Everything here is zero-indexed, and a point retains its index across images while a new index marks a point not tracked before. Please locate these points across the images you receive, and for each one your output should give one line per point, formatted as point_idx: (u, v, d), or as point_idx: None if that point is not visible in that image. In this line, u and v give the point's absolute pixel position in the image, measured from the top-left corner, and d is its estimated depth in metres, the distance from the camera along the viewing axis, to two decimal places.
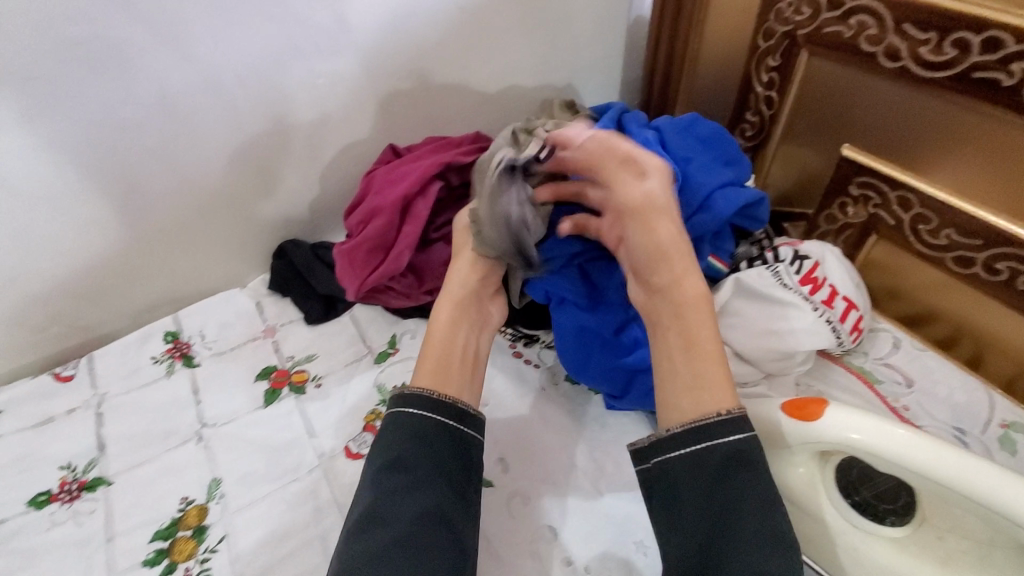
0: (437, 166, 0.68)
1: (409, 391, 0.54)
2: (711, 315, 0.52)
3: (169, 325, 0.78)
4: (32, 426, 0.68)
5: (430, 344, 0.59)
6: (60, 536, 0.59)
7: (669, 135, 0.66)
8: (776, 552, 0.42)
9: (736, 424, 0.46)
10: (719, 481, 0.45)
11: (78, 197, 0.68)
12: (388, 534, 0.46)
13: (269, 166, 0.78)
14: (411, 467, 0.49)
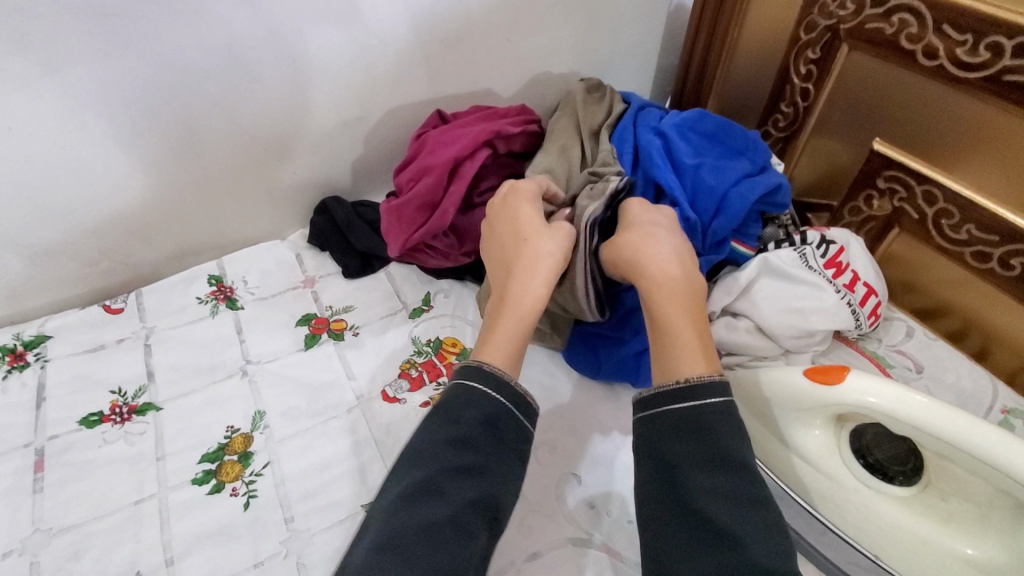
0: (486, 132, 0.72)
1: (481, 367, 0.50)
2: (692, 306, 0.55)
3: (213, 269, 0.81)
4: (82, 352, 0.70)
5: (507, 324, 0.54)
6: (111, 454, 0.61)
7: (675, 141, 0.69)
8: (738, 508, 0.43)
9: (695, 387, 0.48)
10: (683, 437, 0.47)
11: (139, 135, 0.71)
12: (447, 509, 0.42)
13: (319, 123, 0.81)
14: (479, 448, 0.45)
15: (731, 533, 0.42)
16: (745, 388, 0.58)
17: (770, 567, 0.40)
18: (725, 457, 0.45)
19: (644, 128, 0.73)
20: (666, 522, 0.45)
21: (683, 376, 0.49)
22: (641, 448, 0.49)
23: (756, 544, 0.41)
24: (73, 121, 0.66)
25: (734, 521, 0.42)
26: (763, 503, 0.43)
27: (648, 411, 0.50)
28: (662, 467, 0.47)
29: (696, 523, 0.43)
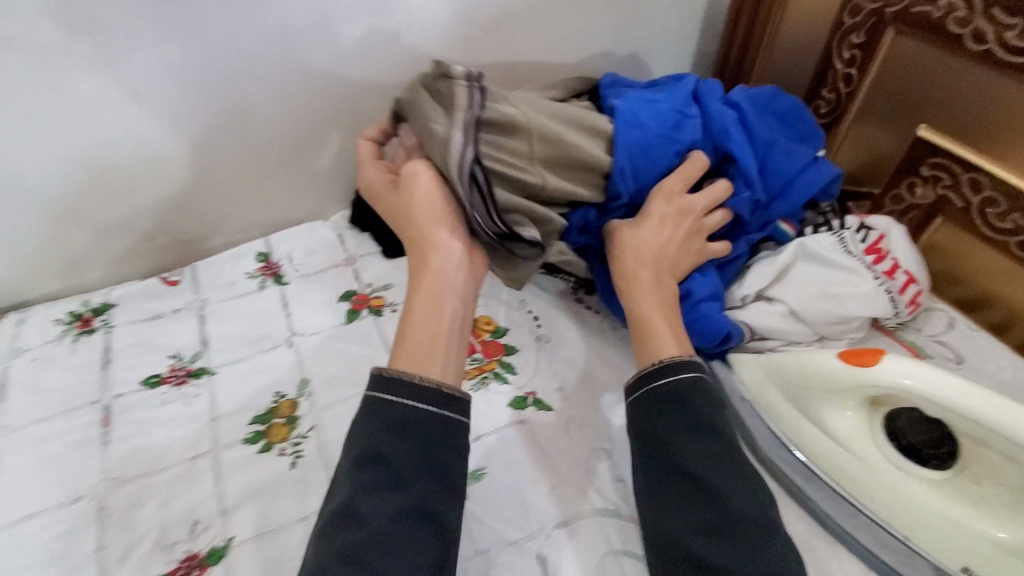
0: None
1: (387, 376, 0.47)
2: (663, 303, 0.58)
3: (260, 247, 0.85)
4: (144, 319, 0.75)
5: (409, 316, 0.52)
6: (169, 412, 0.66)
7: (752, 116, 0.67)
8: (719, 471, 0.46)
9: (672, 366, 0.51)
10: (666, 410, 0.50)
11: (196, 116, 0.75)
12: (367, 533, 0.41)
13: (363, 108, 0.84)
14: (393, 460, 0.44)
15: (710, 490, 0.45)
16: (779, 370, 0.58)
17: (747, 513, 0.44)
18: (705, 426, 0.48)
19: (704, 92, 0.68)
20: (656, 484, 0.48)
21: (661, 359, 0.53)
22: (631, 419, 0.52)
23: (733, 497, 0.45)
24: (139, 98, 0.71)
25: (719, 482, 0.46)
26: (736, 462, 0.47)
27: (631, 392, 0.53)
28: (651, 435, 0.50)
29: (684, 484, 0.47)
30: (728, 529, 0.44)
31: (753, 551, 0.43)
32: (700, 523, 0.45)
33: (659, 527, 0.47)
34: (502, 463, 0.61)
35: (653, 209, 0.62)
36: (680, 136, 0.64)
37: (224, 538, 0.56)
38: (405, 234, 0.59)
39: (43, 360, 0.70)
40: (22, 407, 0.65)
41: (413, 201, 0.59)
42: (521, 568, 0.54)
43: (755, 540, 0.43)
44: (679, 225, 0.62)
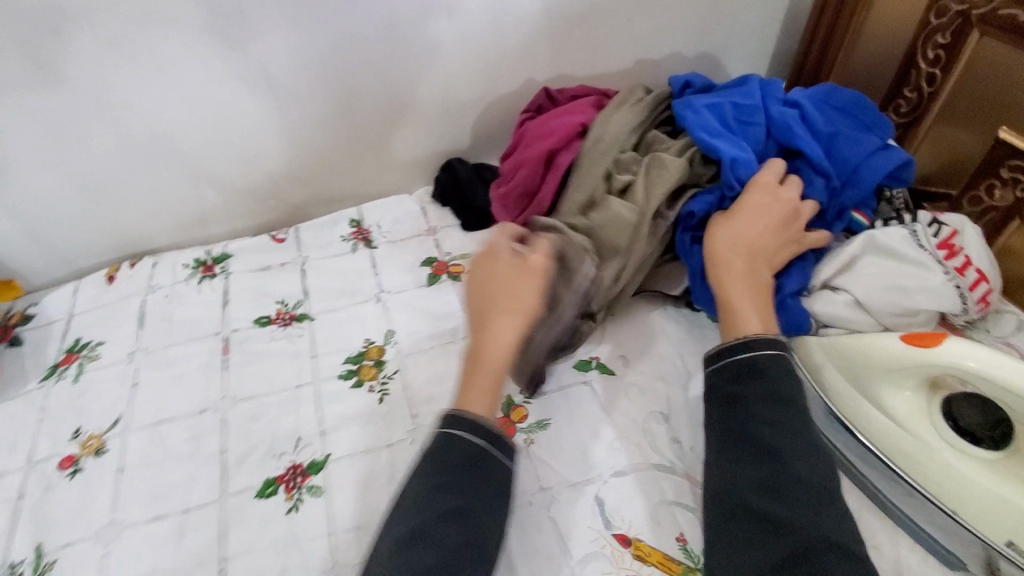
0: (580, 122, 0.77)
1: (465, 418, 0.54)
2: (754, 291, 0.62)
3: (353, 214, 0.94)
4: (255, 270, 0.85)
5: (479, 376, 0.58)
6: (277, 348, 0.75)
7: (812, 112, 0.71)
8: (789, 435, 0.51)
9: (750, 342, 0.57)
10: (743, 379, 0.55)
11: (311, 92, 0.85)
12: (437, 555, 0.46)
13: (453, 91, 0.91)
14: (461, 490, 0.50)
15: (779, 455, 0.50)
16: (840, 351, 0.62)
17: (814, 480, 0.49)
18: (779, 397, 0.53)
19: (764, 94, 0.74)
20: (728, 444, 0.53)
21: (740, 337, 0.58)
22: (712, 389, 0.57)
23: (801, 463, 0.49)
24: (265, 73, 0.81)
25: (785, 445, 0.50)
26: (807, 436, 0.51)
27: (712, 362, 0.58)
28: (729, 402, 0.55)
29: (753, 443, 0.51)
30: (790, 485, 0.48)
31: (811, 509, 0.47)
32: (761, 478, 0.49)
33: (721, 476, 0.52)
34: (566, 416, 0.67)
35: (752, 198, 0.66)
36: (746, 139, 0.71)
37: (322, 453, 0.64)
38: (484, 301, 0.62)
39: (173, 296, 0.81)
40: (157, 333, 0.76)
41: (507, 284, 0.62)
42: (581, 507, 0.60)
43: (826, 507, 0.47)
44: (778, 211, 0.65)
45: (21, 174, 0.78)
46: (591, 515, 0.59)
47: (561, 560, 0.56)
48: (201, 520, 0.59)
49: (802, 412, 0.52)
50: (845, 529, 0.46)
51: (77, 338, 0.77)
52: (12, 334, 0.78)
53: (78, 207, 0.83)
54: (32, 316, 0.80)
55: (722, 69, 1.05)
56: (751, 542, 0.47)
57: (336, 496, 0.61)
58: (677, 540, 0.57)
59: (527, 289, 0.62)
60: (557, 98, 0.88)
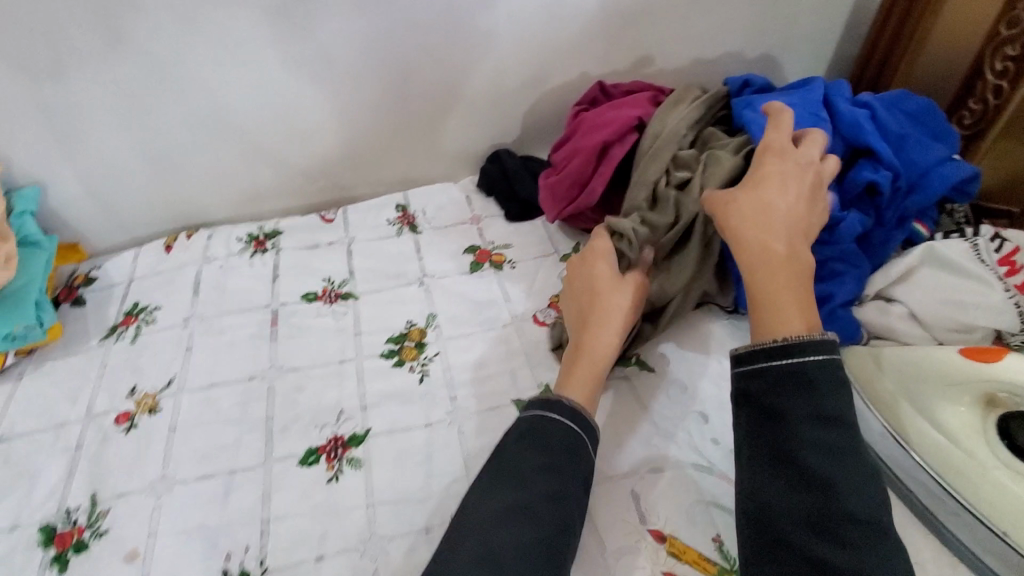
0: (637, 116, 0.79)
1: (568, 404, 0.56)
2: (790, 271, 0.53)
3: (400, 198, 0.96)
4: (303, 247, 0.88)
5: (581, 368, 0.61)
6: (322, 324, 0.77)
7: (881, 113, 0.71)
8: (839, 462, 0.44)
9: (793, 346, 0.48)
10: (785, 391, 0.47)
11: (369, 76, 0.86)
12: (540, 532, 0.48)
13: (507, 81, 0.92)
14: (564, 475, 0.51)
15: (831, 484, 0.44)
16: (894, 363, 0.62)
17: (868, 515, 0.43)
18: (831, 415, 0.46)
19: (833, 97, 0.73)
20: (769, 463, 0.47)
21: (779, 336, 0.49)
22: (745, 395, 0.49)
23: (853, 495, 0.43)
24: (328, 56, 0.83)
25: (835, 474, 0.44)
26: (862, 459, 0.45)
27: (744, 366, 0.50)
28: (769, 415, 0.47)
29: (797, 468, 0.45)
30: (836, 520, 0.43)
31: (863, 551, 0.42)
32: (803, 508, 0.44)
33: (755, 499, 0.47)
34: (604, 410, 0.67)
35: (766, 171, 0.60)
36: (810, 135, 0.70)
37: (363, 428, 0.65)
38: (595, 312, 0.64)
39: (226, 268, 0.84)
40: (210, 302, 0.79)
41: (619, 301, 0.64)
42: (616, 500, 0.60)
43: (882, 546, 0.42)
44: (797, 183, 0.59)
45: (92, 141, 0.82)
46: (626, 508, 0.59)
47: (594, 550, 0.56)
48: (246, 482, 0.61)
49: (855, 434, 0.45)
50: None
51: (136, 302, 0.80)
52: (75, 294, 0.82)
53: (141, 177, 0.87)
54: (94, 279, 0.84)
55: (777, 73, 1.03)
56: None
57: (375, 469, 0.62)
58: (713, 540, 0.57)
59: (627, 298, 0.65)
60: (613, 90, 0.88)
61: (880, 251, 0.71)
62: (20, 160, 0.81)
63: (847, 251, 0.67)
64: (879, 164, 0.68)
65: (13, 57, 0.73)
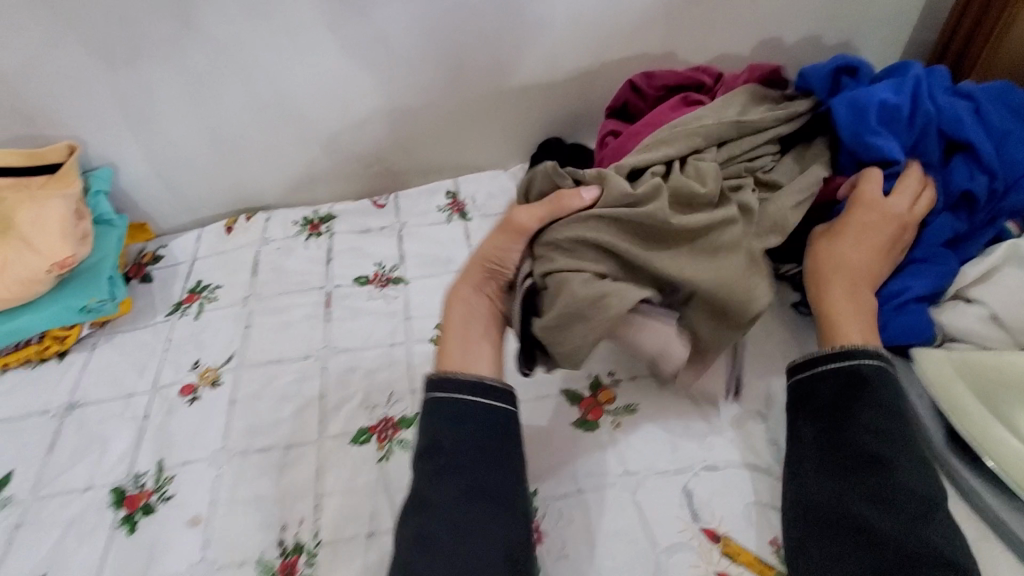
0: (661, 136, 0.69)
1: (438, 378, 0.56)
2: (859, 305, 0.59)
3: (450, 185, 0.96)
4: (357, 232, 0.89)
5: (447, 325, 0.61)
6: (374, 307, 0.78)
7: (985, 109, 0.65)
8: (896, 445, 0.50)
9: (853, 351, 0.55)
10: (845, 386, 0.53)
11: (424, 62, 0.87)
12: (438, 514, 0.49)
13: (561, 67, 0.91)
14: (448, 450, 0.52)
15: (886, 464, 0.49)
16: (977, 369, 0.58)
17: (922, 492, 0.48)
18: (888, 407, 0.52)
19: (930, 87, 0.67)
20: (826, 447, 0.52)
21: (834, 345, 0.56)
22: (805, 391, 0.56)
23: (908, 473, 0.49)
24: (385, 42, 0.83)
25: (893, 456, 0.49)
26: (916, 446, 0.50)
27: (808, 365, 0.56)
28: (829, 407, 0.53)
29: (854, 451, 0.50)
30: (895, 496, 0.48)
31: (917, 523, 0.47)
32: (863, 485, 0.49)
33: (806, 479, 0.52)
34: (655, 404, 0.65)
35: (852, 217, 0.63)
36: (903, 134, 0.65)
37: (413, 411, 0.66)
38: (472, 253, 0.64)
39: (284, 250, 0.86)
40: (268, 282, 0.82)
41: (488, 240, 0.63)
42: (668, 495, 0.58)
43: (934, 518, 0.47)
44: (883, 230, 0.62)
45: (161, 124, 0.85)
46: (678, 505, 0.57)
47: (644, 545, 0.55)
48: (301, 457, 0.62)
49: (908, 423, 0.51)
50: (953, 546, 0.46)
51: (199, 280, 0.83)
52: (144, 271, 0.86)
53: (205, 160, 0.90)
54: (161, 257, 0.88)
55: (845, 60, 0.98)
56: (855, 551, 0.47)
57: None
58: (771, 543, 0.54)
59: (490, 240, 0.62)
60: (645, 92, 0.80)
61: (968, 249, 0.66)
62: (97, 142, 0.85)
63: (928, 250, 0.65)
64: (976, 164, 0.64)
65: (93, 43, 0.76)
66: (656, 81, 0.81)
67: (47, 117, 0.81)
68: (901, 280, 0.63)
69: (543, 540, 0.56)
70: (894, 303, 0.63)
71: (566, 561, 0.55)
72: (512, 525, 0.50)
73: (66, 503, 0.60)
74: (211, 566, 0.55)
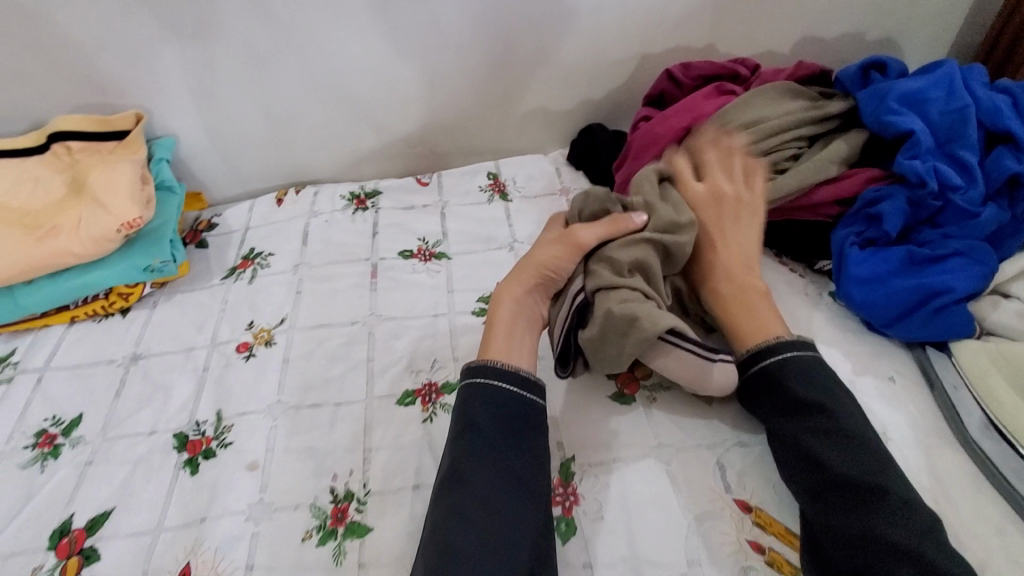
0: (682, 127, 0.75)
1: (484, 366, 0.57)
2: (752, 290, 0.63)
3: (492, 167, 0.98)
4: (401, 208, 0.92)
5: (493, 325, 0.61)
6: (417, 279, 0.81)
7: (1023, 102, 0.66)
8: (821, 439, 0.52)
9: (760, 352, 0.58)
10: (767, 389, 0.57)
11: (475, 45, 0.89)
12: (472, 492, 0.50)
13: (607, 54, 0.92)
14: (484, 431, 0.53)
15: (817, 460, 0.52)
16: (1015, 360, 0.60)
17: (859, 478, 0.49)
18: (806, 401, 0.54)
19: (966, 82, 0.69)
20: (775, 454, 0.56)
21: (746, 348, 0.59)
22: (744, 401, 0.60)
23: (836, 462, 0.51)
24: (438, 23, 0.86)
25: (824, 453, 0.51)
26: (845, 432, 0.52)
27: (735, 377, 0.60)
28: (763, 416, 0.57)
29: (793, 453, 0.54)
30: (832, 490, 0.50)
31: (862, 511, 0.48)
32: (804, 484, 0.52)
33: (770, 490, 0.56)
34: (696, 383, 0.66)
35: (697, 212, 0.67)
36: (934, 122, 0.68)
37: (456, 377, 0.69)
38: (523, 260, 0.65)
39: (332, 222, 0.89)
40: (317, 252, 0.85)
41: (541, 248, 0.65)
42: (701, 467, 0.60)
43: (883, 500, 0.48)
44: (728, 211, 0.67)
45: (221, 97, 0.89)
46: (711, 477, 0.59)
47: (677, 513, 0.57)
48: (350, 414, 0.65)
49: (834, 412, 0.53)
50: (906, 529, 0.47)
51: (252, 248, 0.87)
52: (200, 237, 0.91)
53: (259, 134, 0.94)
54: (216, 225, 0.92)
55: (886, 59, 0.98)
56: (816, 549, 0.50)
57: None
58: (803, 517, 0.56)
59: (544, 249, 0.64)
60: (681, 82, 0.83)
61: (1009, 245, 0.66)
62: (160, 111, 0.88)
63: (971, 244, 0.64)
64: (1020, 152, 0.65)
65: (164, 15, 0.80)
66: (692, 71, 0.84)
67: (115, 86, 0.85)
68: (942, 278, 0.63)
69: (580, 502, 0.58)
70: (931, 307, 0.63)
71: (601, 522, 0.57)
72: (538, 509, 0.51)
73: (134, 445, 0.65)
74: (268, 507, 0.58)
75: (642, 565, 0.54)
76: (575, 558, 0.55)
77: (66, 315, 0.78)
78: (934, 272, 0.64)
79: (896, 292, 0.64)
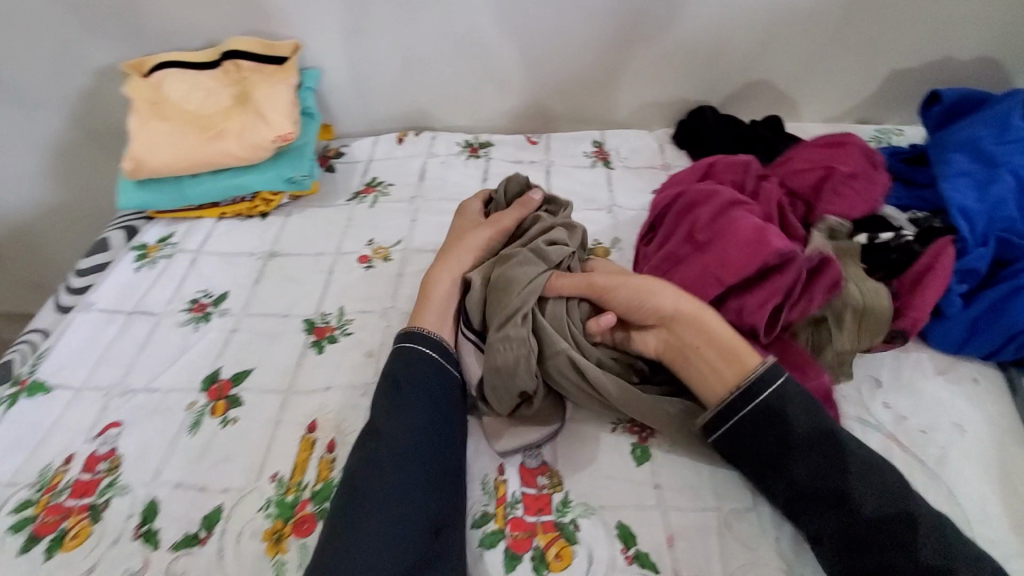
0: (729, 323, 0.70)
1: (414, 333, 0.64)
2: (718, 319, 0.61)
3: (597, 136, 1.04)
4: (510, 161, 0.99)
5: (426, 298, 0.68)
6: None
7: None
8: (833, 476, 0.52)
9: (750, 391, 0.55)
10: (768, 429, 0.54)
11: (605, 16, 0.94)
12: (389, 443, 0.55)
13: (728, 40, 0.95)
14: (406, 389, 0.59)
15: (839, 497, 0.51)
16: None
17: (884, 511, 0.50)
18: (811, 438, 0.53)
19: None
20: (793, 502, 0.53)
21: (738, 383, 0.56)
22: (732, 450, 0.56)
23: (863, 497, 0.50)
24: None
25: (842, 489, 0.51)
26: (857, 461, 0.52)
27: (720, 424, 0.56)
28: (767, 459, 0.54)
29: (813, 495, 0.52)
30: (865, 533, 0.50)
31: (899, 546, 0.48)
32: (836, 528, 0.51)
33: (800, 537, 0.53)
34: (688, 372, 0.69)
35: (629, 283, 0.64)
36: (1001, 150, 0.72)
37: None
38: (453, 240, 0.75)
39: (447, 164, 0.98)
40: (432, 189, 0.94)
41: (472, 233, 0.74)
42: None
43: (919, 522, 0.49)
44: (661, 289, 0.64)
45: (368, 37, 0.98)
46: None
47: None
48: None
49: (838, 439, 0.53)
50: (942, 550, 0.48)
51: (375, 177, 0.97)
52: (328, 162, 1.01)
53: (391, 76, 1.02)
54: (343, 154, 1.02)
55: (1011, 78, 0.97)
56: None
57: None
58: None
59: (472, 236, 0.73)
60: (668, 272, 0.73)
61: None
62: (313, 44, 0.99)
63: None
64: None
65: None
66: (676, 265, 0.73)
67: (280, 16, 0.96)
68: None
69: (653, 436, 0.63)
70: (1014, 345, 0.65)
71: (674, 454, 0.62)
72: (446, 472, 0.56)
73: (270, 321, 0.75)
74: None
75: (709, 496, 0.58)
76: (647, 479, 0.60)
77: (217, 211, 0.91)
78: (1009, 311, 0.65)
79: (975, 335, 0.67)
